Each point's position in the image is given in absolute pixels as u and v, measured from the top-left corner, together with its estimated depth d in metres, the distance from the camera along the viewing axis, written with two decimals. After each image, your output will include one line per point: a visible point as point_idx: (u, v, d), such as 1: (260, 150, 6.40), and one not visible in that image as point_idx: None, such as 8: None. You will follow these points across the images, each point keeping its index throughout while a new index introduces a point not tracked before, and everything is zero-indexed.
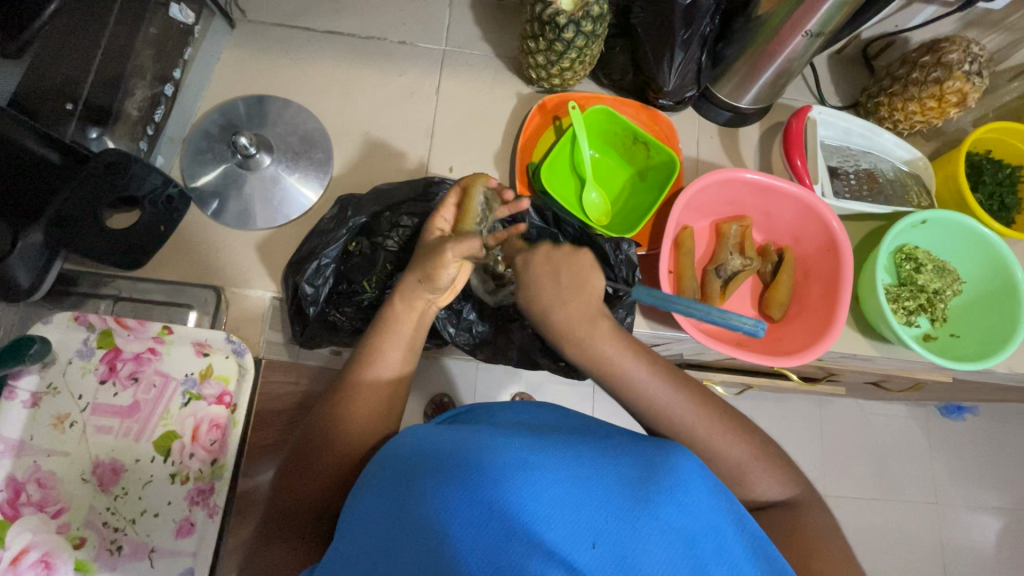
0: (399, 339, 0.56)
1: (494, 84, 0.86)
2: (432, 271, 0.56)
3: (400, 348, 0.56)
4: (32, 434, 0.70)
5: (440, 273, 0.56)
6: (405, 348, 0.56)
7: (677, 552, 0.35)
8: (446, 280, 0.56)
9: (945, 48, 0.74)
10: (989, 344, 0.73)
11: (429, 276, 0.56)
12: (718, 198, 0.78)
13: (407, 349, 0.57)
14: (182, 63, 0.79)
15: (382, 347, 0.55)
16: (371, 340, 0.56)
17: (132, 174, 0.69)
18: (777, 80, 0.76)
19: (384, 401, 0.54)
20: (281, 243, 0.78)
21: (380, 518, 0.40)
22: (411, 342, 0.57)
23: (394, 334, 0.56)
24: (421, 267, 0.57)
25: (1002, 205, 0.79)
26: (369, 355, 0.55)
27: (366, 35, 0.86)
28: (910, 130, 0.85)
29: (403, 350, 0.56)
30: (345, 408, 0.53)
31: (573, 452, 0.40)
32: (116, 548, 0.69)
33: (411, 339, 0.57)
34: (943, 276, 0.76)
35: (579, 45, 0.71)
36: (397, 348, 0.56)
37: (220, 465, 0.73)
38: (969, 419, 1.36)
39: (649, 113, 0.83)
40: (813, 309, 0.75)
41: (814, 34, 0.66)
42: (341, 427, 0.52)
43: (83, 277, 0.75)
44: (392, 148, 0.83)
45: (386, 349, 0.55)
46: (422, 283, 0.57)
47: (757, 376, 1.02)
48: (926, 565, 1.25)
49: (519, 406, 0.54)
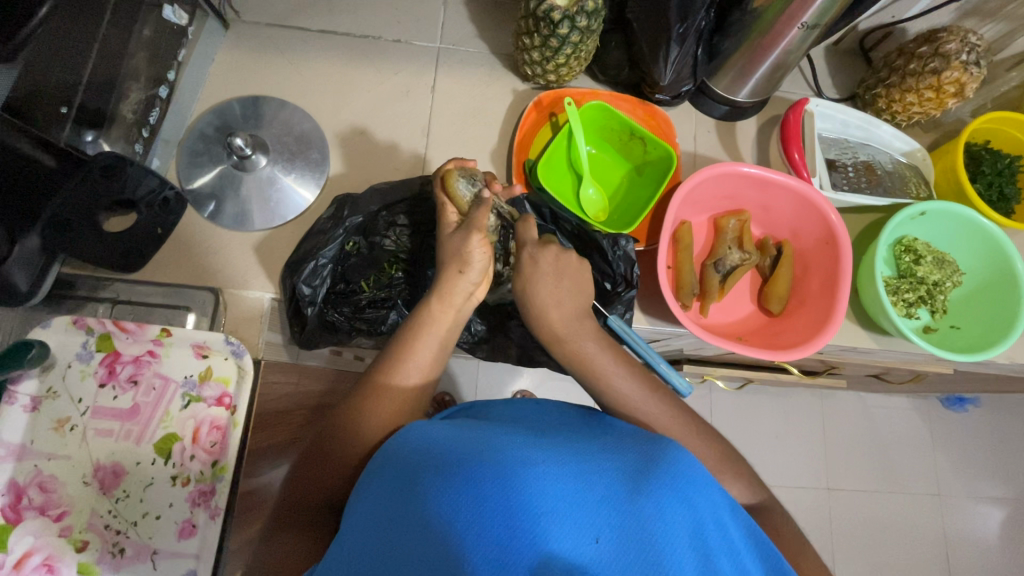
0: (432, 338, 0.56)
1: (490, 81, 0.86)
2: (464, 253, 0.57)
3: (431, 347, 0.56)
4: (33, 439, 0.70)
5: (474, 255, 0.57)
6: (434, 350, 0.57)
7: (682, 545, 0.35)
8: (478, 260, 0.57)
9: (943, 38, 0.74)
10: (990, 335, 0.73)
11: (463, 264, 0.57)
12: (715, 192, 0.77)
13: (437, 349, 0.57)
14: (176, 64, 0.79)
15: (411, 347, 0.56)
16: (405, 338, 0.56)
17: (127, 177, 0.70)
18: (773, 73, 0.76)
19: (403, 403, 0.54)
20: (278, 244, 0.77)
21: (382, 517, 0.40)
22: (443, 343, 0.57)
23: (424, 335, 0.56)
24: (455, 257, 0.58)
25: (1001, 195, 0.78)
26: (393, 362, 0.55)
27: (361, 34, 0.86)
28: (908, 121, 0.85)
29: (433, 350, 0.56)
30: (367, 409, 0.52)
31: (573, 448, 0.40)
32: (118, 551, 0.70)
33: (443, 340, 0.57)
34: (942, 268, 0.76)
35: (574, 40, 0.71)
36: (426, 347, 0.56)
37: (221, 467, 0.73)
38: (971, 411, 1.36)
39: (646, 109, 0.83)
40: (814, 301, 0.74)
41: (810, 26, 0.66)
42: (366, 423, 0.52)
43: (82, 281, 0.75)
44: (389, 147, 0.82)
45: (414, 350, 0.56)
46: (461, 273, 0.57)
47: (759, 370, 1.02)
48: (929, 556, 1.25)
49: (518, 403, 0.54)
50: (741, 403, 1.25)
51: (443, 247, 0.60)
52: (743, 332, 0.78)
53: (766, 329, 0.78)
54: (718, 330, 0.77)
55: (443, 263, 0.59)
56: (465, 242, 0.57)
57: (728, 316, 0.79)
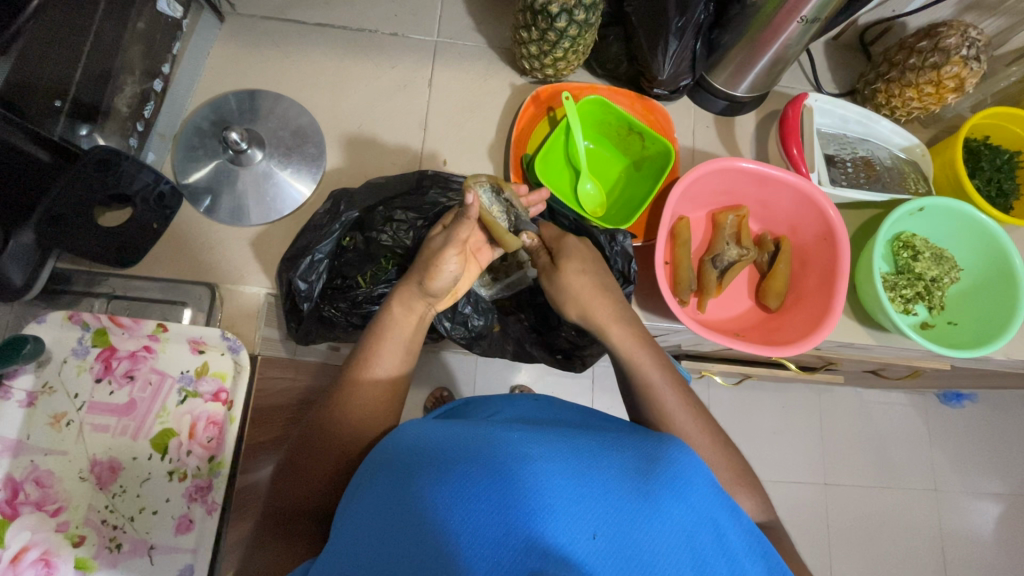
0: (397, 340, 0.57)
1: (487, 75, 0.86)
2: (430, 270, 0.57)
3: (399, 350, 0.57)
4: (28, 434, 0.70)
5: (440, 267, 0.57)
6: (398, 352, 0.57)
7: (679, 546, 0.34)
8: (445, 277, 0.57)
9: (943, 33, 0.74)
10: (987, 332, 0.73)
11: (426, 273, 0.57)
12: (713, 187, 0.77)
13: (400, 349, 0.57)
14: (171, 58, 0.78)
15: (374, 350, 0.56)
16: (366, 341, 0.57)
17: (122, 171, 0.70)
18: (773, 68, 0.75)
19: (382, 397, 0.55)
20: (276, 239, 0.77)
21: (379, 514, 0.39)
22: (410, 344, 0.58)
23: (388, 335, 0.57)
24: (419, 268, 0.58)
25: (1000, 191, 0.78)
26: (363, 356, 0.56)
27: (358, 27, 0.85)
28: (908, 116, 0.84)
29: (402, 352, 0.57)
30: (341, 410, 0.53)
31: (573, 441, 0.40)
32: (115, 546, 0.70)
33: (408, 344, 0.58)
34: (940, 264, 0.76)
35: (572, 34, 0.71)
36: (389, 349, 0.56)
37: (218, 462, 0.73)
38: (968, 406, 1.36)
39: (644, 103, 0.83)
40: (811, 299, 0.74)
41: (810, 20, 0.65)
42: (345, 421, 0.53)
43: (77, 276, 0.74)
44: (386, 142, 0.82)
45: (378, 352, 0.56)
46: (419, 285, 0.58)
47: (755, 365, 1.02)
48: (924, 551, 1.26)
49: (517, 398, 0.53)
50: (738, 398, 1.26)
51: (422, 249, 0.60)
52: (739, 328, 0.77)
53: (763, 325, 0.78)
54: (716, 326, 0.77)
55: (408, 272, 0.59)
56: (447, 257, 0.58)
57: (726, 312, 0.79)
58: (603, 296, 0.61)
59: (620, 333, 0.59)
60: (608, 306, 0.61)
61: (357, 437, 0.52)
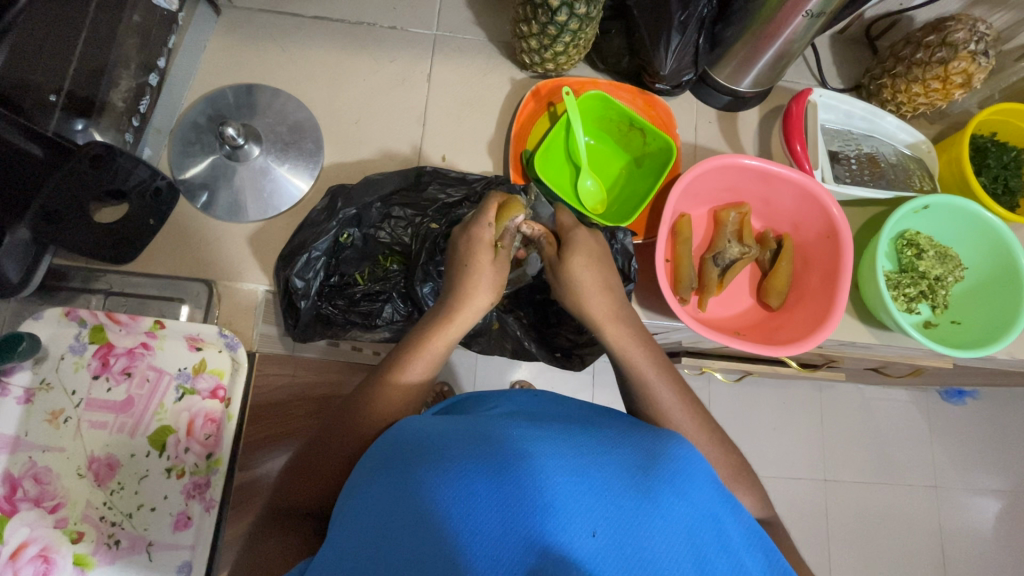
0: (426, 355, 0.56)
1: (487, 69, 0.84)
2: (465, 292, 0.59)
3: (424, 361, 0.56)
4: (27, 431, 0.70)
5: (480, 282, 0.60)
6: (430, 360, 0.56)
7: (680, 545, 0.34)
8: (476, 287, 0.60)
9: (951, 27, 0.72)
10: (990, 332, 0.72)
11: (466, 292, 0.59)
12: (715, 183, 0.76)
13: (432, 360, 0.57)
14: (167, 51, 0.76)
15: (408, 357, 0.56)
16: (401, 350, 0.57)
17: (118, 166, 0.69)
18: (777, 63, 0.74)
19: (405, 400, 0.54)
20: (273, 235, 0.77)
21: (376, 512, 0.38)
22: (435, 356, 0.57)
23: (427, 346, 0.57)
24: (459, 289, 0.60)
25: (1006, 188, 0.77)
26: (390, 365, 0.56)
27: (356, 20, 0.84)
28: (914, 112, 0.83)
29: (426, 362, 0.56)
30: (353, 416, 0.52)
31: (571, 437, 0.39)
32: (114, 542, 0.70)
33: (437, 356, 0.57)
34: (945, 262, 0.74)
35: (572, 28, 0.69)
36: (422, 360, 0.56)
37: (216, 459, 0.73)
38: (970, 403, 1.36)
39: (646, 98, 0.82)
40: (814, 296, 0.74)
41: (816, 14, 0.64)
42: (364, 418, 0.52)
43: (74, 272, 0.74)
44: (384, 137, 0.81)
45: (412, 360, 0.56)
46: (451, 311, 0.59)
47: (756, 363, 1.02)
48: (924, 547, 1.26)
49: (518, 394, 0.53)
50: (739, 394, 1.25)
51: (457, 259, 0.61)
52: (741, 326, 0.77)
53: (765, 323, 0.77)
54: (716, 324, 0.77)
55: (449, 291, 0.60)
56: (475, 271, 0.60)
57: (727, 310, 0.78)
58: (600, 297, 0.61)
59: (618, 336, 0.59)
60: (603, 310, 0.60)
61: (375, 435, 0.51)
